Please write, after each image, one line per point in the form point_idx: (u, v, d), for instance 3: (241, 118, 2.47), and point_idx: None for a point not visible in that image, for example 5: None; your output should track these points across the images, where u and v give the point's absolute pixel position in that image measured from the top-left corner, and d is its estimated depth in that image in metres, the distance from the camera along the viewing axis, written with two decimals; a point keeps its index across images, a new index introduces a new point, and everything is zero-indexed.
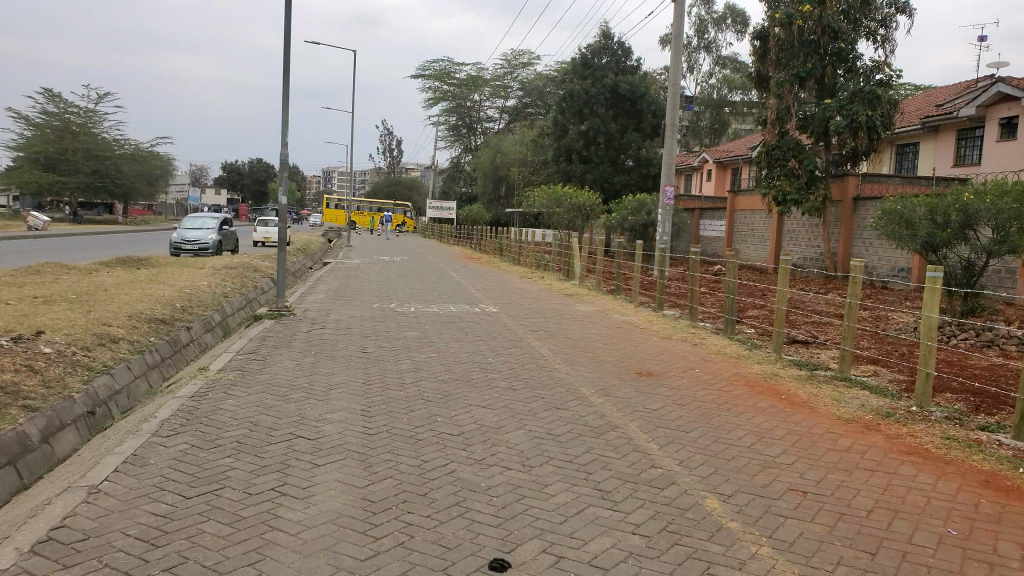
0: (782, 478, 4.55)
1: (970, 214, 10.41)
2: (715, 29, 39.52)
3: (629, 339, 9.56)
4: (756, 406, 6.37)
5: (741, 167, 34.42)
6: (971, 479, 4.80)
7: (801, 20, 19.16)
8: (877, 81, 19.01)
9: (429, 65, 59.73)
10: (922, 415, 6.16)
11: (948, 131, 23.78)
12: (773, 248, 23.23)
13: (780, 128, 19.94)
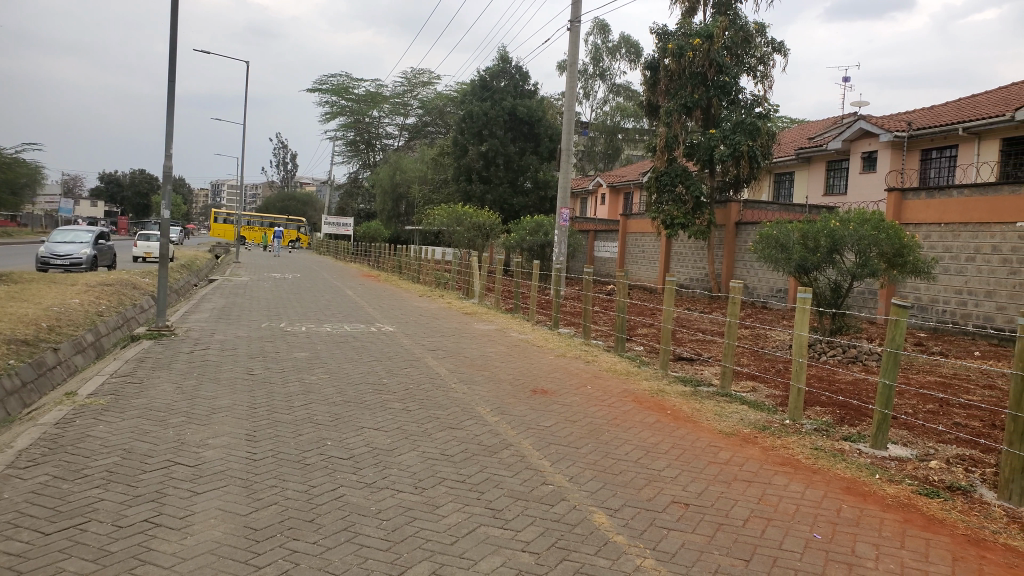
0: (665, 491, 4.72)
1: (837, 239, 11.22)
2: (610, 58, 40.90)
3: (525, 358, 9.67)
4: (644, 421, 6.58)
5: (634, 192, 35.67)
6: (836, 486, 5.16)
7: (691, 52, 19.93)
8: (757, 114, 20.22)
9: (326, 80, 58.78)
10: (794, 427, 6.55)
11: (819, 163, 25.56)
12: (662, 269, 24.15)
13: (668, 156, 20.80)
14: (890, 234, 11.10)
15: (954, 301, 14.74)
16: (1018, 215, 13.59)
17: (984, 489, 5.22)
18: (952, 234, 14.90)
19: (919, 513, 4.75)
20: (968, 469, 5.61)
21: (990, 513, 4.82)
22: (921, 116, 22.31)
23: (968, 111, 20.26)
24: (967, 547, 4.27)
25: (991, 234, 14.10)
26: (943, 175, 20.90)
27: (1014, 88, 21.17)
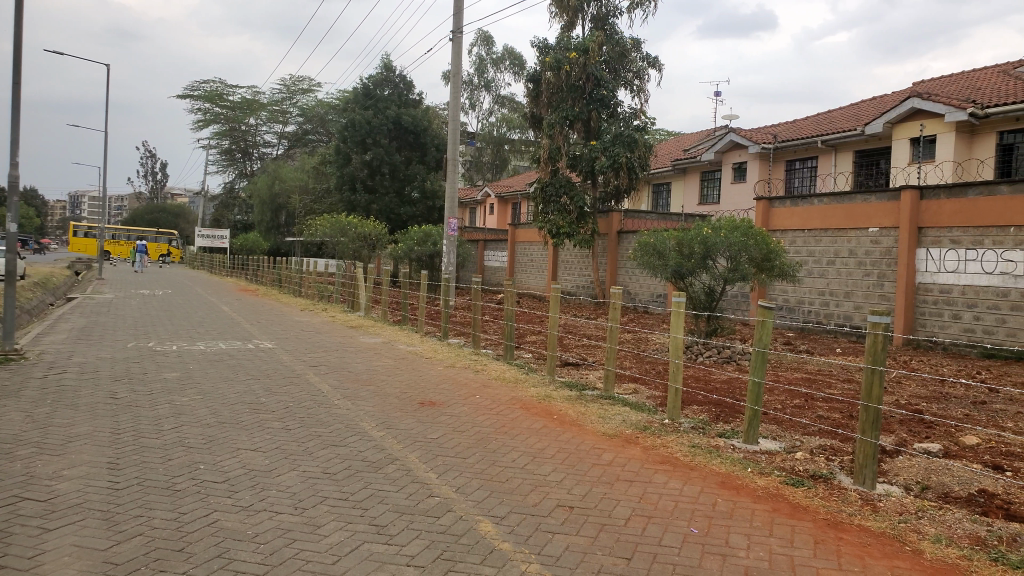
0: (551, 495, 4.80)
1: (710, 246, 11.81)
2: (494, 69, 41.35)
3: (413, 370, 9.57)
4: (531, 428, 6.66)
5: (521, 202, 36.18)
6: (712, 481, 5.40)
7: (569, 66, 20.45)
8: (635, 126, 20.99)
9: (198, 86, 56.16)
10: (673, 426, 6.83)
11: (694, 173, 26.83)
12: (550, 277, 24.62)
13: (552, 167, 21.20)
14: (758, 240, 11.82)
15: (817, 302, 15.85)
16: (870, 221, 14.77)
17: (841, 475, 5.64)
18: (814, 239, 16.01)
19: (786, 501, 5.08)
20: (828, 457, 6.04)
21: (848, 497, 5.21)
22: (784, 129, 23.88)
23: (825, 125, 21.87)
24: (827, 530, 4.62)
25: (847, 239, 15.23)
26: (806, 185, 22.45)
27: (863, 105, 23.06)
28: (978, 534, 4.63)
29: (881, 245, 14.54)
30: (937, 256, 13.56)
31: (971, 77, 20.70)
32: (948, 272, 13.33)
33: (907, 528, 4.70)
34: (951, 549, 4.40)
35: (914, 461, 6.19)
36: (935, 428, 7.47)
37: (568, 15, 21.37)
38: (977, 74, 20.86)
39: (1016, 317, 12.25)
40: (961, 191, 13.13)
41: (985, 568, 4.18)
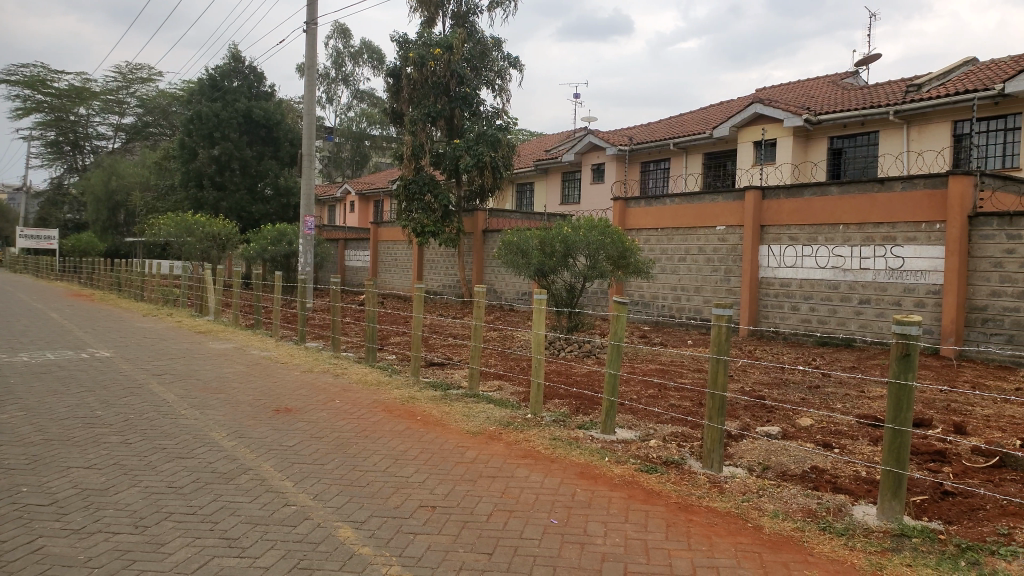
0: (412, 497, 4.75)
1: (570, 245, 12.15)
2: (352, 63, 40.49)
3: (268, 376, 9.18)
4: (393, 430, 6.58)
5: (383, 200, 35.69)
6: (572, 472, 5.57)
7: (433, 62, 20.33)
8: (498, 126, 21.19)
9: (16, 71, 50.97)
10: (535, 420, 6.97)
11: (555, 173, 27.52)
12: (415, 276, 24.46)
13: (415, 164, 21.01)
14: (615, 238, 12.28)
15: (670, 297, 16.72)
16: (718, 219, 15.74)
17: (691, 460, 5.98)
18: (667, 238, 16.87)
19: (640, 487, 5.32)
20: (680, 444, 6.38)
21: (697, 480, 5.53)
22: (638, 132, 24.98)
23: (675, 129, 23.09)
24: (677, 513, 4.88)
25: (697, 237, 16.17)
26: (659, 185, 23.61)
27: (709, 110, 24.57)
28: (810, 507, 5.06)
29: (728, 242, 15.54)
30: (777, 252, 14.69)
31: (803, 87, 22.55)
32: (787, 267, 14.48)
33: (749, 506, 5.06)
34: (786, 522, 4.79)
35: (757, 443, 6.67)
36: (775, 412, 8.09)
37: (429, 10, 21.27)
38: (809, 85, 22.76)
39: (844, 308, 13.48)
40: (797, 192, 14.26)
41: (815, 537, 4.59)
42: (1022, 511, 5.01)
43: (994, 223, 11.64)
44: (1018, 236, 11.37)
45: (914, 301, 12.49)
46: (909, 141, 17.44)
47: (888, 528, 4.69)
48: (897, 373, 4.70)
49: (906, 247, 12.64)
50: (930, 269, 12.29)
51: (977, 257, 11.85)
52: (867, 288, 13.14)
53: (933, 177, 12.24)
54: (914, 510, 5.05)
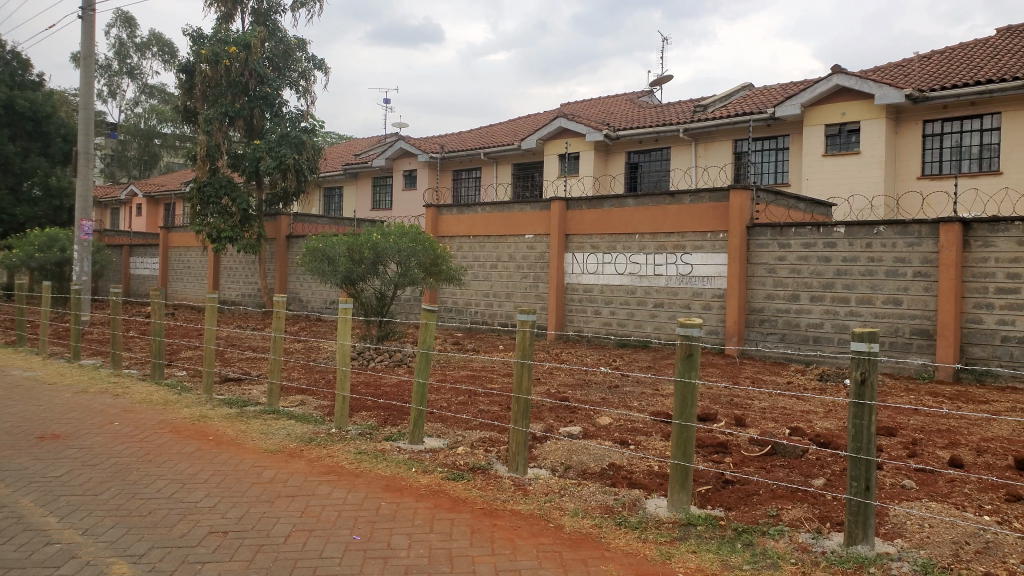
0: (201, 523, 4.43)
1: (379, 252, 11.93)
2: (138, 55, 37.27)
3: (31, 399, 8.12)
4: (181, 452, 6.08)
5: (175, 203, 33.14)
6: (377, 486, 5.46)
7: (228, 60, 19.21)
8: (303, 128, 20.36)
9: None
10: (340, 435, 6.77)
11: (366, 178, 27.05)
12: (211, 285, 22.96)
13: (211, 165, 19.67)
14: (425, 245, 12.26)
15: (482, 303, 17.04)
16: (526, 228, 16.27)
17: (498, 464, 6.09)
18: (478, 246, 17.18)
19: (447, 496, 5.33)
20: (487, 449, 6.48)
21: (502, 484, 5.65)
22: (450, 140, 25.22)
23: (486, 139, 23.61)
24: (483, 519, 4.95)
25: (507, 245, 16.61)
26: (471, 193, 23.99)
27: (518, 122, 25.38)
28: (607, 503, 5.35)
29: (536, 250, 16.11)
30: (581, 259, 15.46)
31: (604, 103, 23.98)
32: (590, 273, 15.29)
33: (551, 506, 5.25)
34: (586, 520, 5.03)
35: (559, 444, 6.93)
36: (577, 413, 8.45)
37: (225, 5, 20.12)
38: (609, 102, 24.25)
39: (641, 311, 14.47)
40: (599, 203, 15.10)
41: (612, 532, 4.85)
42: (788, 493, 5.64)
43: (767, 233, 13.04)
44: (787, 245, 12.83)
45: (702, 304, 13.67)
46: (696, 157, 19.13)
47: (676, 518, 5.06)
48: (682, 371, 5.08)
49: (694, 254, 13.80)
50: (715, 275, 13.52)
51: (752, 264, 13.22)
52: (661, 293, 14.21)
53: (716, 191, 13.47)
54: (699, 499, 5.51)
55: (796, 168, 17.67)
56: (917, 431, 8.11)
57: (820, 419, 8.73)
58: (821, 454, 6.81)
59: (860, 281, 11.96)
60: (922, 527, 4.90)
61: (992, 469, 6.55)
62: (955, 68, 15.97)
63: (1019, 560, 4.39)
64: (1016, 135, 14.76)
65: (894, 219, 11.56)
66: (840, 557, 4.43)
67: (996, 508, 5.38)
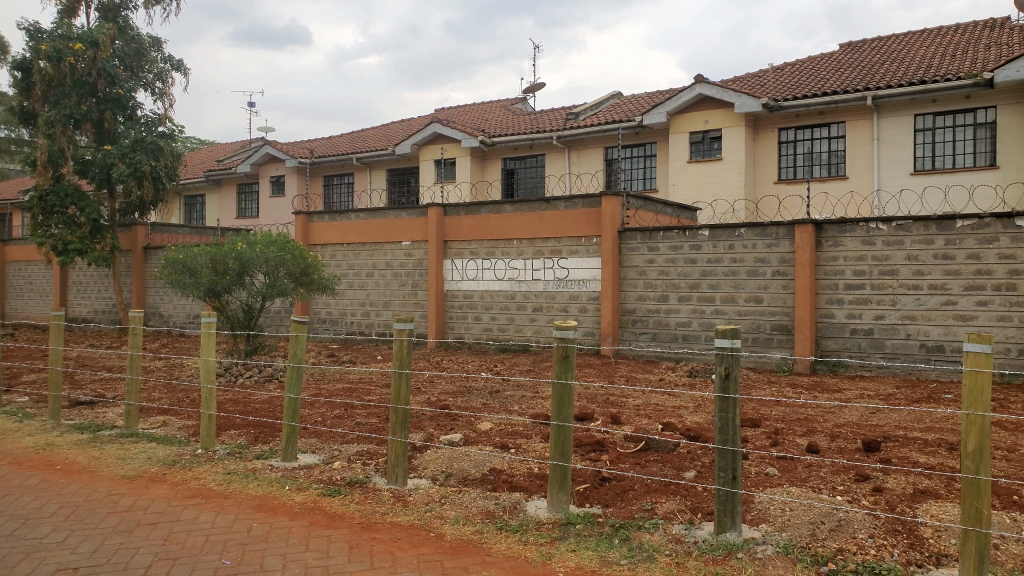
0: (48, 561, 4.12)
1: (245, 262, 11.42)
2: None
3: None
4: (23, 485, 5.57)
5: (14, 213, 30.42)
6: (248, 506, 5.22)
7: (72, 57, 17.84)
8: (159, 133, 19.29)
9: None
10: (207, 456, 6.43)
11: (230, 185, 25.91)
12: (58, 302, 21.27)
13: (54, 172, 18.24)
14: (295, 255, 11.89)
15: (359, 313, 16.70)
16: (403, 235, 16.11)
17: (376, 477, 5.98)
18: (353, 254, 16.85)
19: (323, 512, 5.18)
20: (365, 462, 6.34)
21: (381, 497, 5.55)
22: (320, 145, 24.59)
23: (359, 144, 23.22)
24: (361, 533, 4.84)
25: (383, 252, 16.39)
26: (344, 200, 23.49)
27: (392, 127, 25.12)
28: (488, 508, 5.37)
29: (414, 257, 15.98)
30: (459, 266, 15.48)
31: (478, 110, 24.17)
32: (469, 279, 15.34)
33: (432, 515, 5.22)
34: (466, 527, 5.03)
35: (440, 452, 6.88)
36: (458, 419, 8.42)
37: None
38: (482, 108, 24.47)
39: (521, 315, 14.67)
40: (476, 209, 15.19)
41: (492, 537, 4.87)
42: (661, 486, 5.87)
43: (638, 237, 13.57)
44: (656, 248, 13.39)
45: (578, 307, 14.03)
46: (570, 163, 19.64)
47: (555, 518, 5.15)
48: (559, 373, 5.18)
49: (570, 259, 14.14)
50: (590, 278, 13.91)
51: (625, 267, 13.71)
52: (539, 297, 14.46)
53: (589, 197, 13.87)
54: (577, 498, 5.63)
55: (664, 174, 18.51)
56: (779, 421, 8.68)
57: (690, 413, 9.17)
58: (692, 447, 7.15)
59: (724, 281, 12.66)
60: (784, 511, 5.24)
61: (844, 452, 7.12)
62: (803, 80, 17.25)
63: (868, 533, 4.80)
64: (858, 143, 16.16)
65: (753, 222, 12.32)
66: (711, 545, 4.65)
67: (847, 488, 5.85)
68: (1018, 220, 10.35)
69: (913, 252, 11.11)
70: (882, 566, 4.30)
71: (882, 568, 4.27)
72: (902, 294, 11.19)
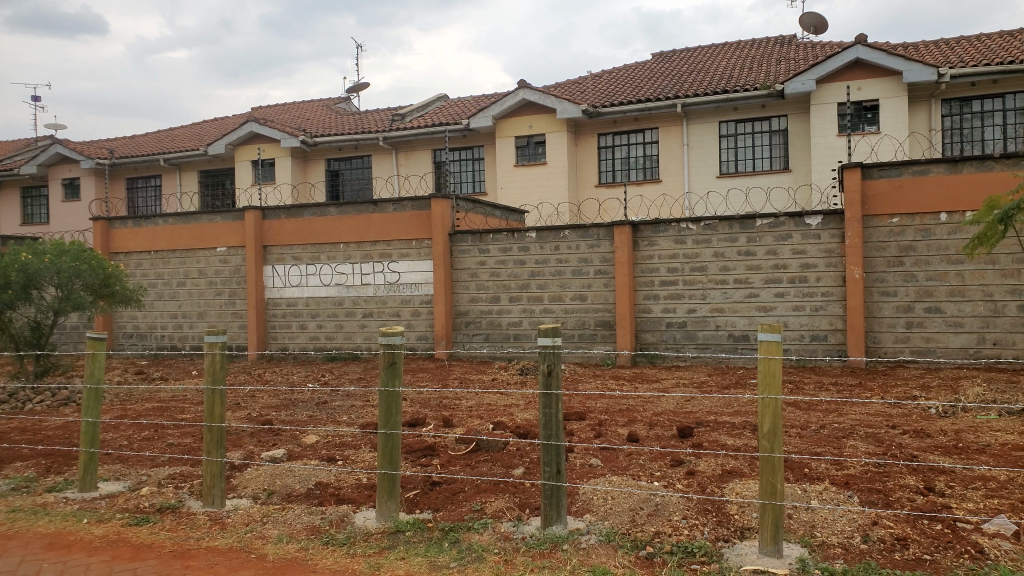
0: None
1: (32, 274, 10.25)
2: None
3: None
4: None
5: None
6: (36, 546, 4.78)
7: None
8: None
9: None
10: None
11: (14, 189, 23.22)
12: None
13: None
14: (93, 265, 10.90)
15: (170, 326, 15.62)
16: (218, 240, 15.26)
17: (191, 500, 5.65)
18: (162, 262, 15.73)
19: (128, 543, 4.85)
20: (178, 486, 5.96)
21: (195, 522, 5.25)
22: (122, 144, 22.69)
23: (168, 143, 21.68)
24: (172, 562, 4.57)
25: (197, 260, 15.43)
26: (150, 204, 21.81)
27: (204, 126, 23.70)
28: (314, 523, 5.25)
29: (231, 263, 15.17)
30: (282, 272, 14.92)
31: (299, 109, 23.40)
32: (293, 286, 14.83)
33: (252, 536, 5.01)
34: (290, 545, 4.89)
35: (262, 469, 6.58)
36: (281, 434, 8.13)
37: None
38: (304, 108, 23.72)
39: (350, 322, 14.39)
40: (298, 213, 14.70)
41: (319, 553, 4.78)
42: (491, 486, 6.02)
43: (468, 240, 13.76)
44: (487, 250, 13.67)
45: (410, 310, 13.99)
46: (397, 165, 19.54)
47: (385, 527, 5.13)
48: (387, 381, 5.16)
49: (401, 262, 14.06)
50: (421, 282, 13.93)
51: (457, 269, 13.87)
52: (368, 302, 14.26)
53: (417, 200, 13.87)
54: (408, 506, 5.65)
55: (492, 177, 18.93)
56: (602, 414, 9.18)
57: (520, 411, 9.47)
58: (521, 444, 7.39)
59: (551, 281, 13.18)
60: (606, 500, 5.57)
61: (662, 439, 7.69)
62: (620, 89, 18.33)
63: (681, 515, 5.22)
64: (668, 150, 17.44)
65: (576, 224, 12.92)
66: (538, 540, 4.85)
67: (663, 473, 6.33)
68: (806, 219, 11.68)
69: (719, 251, 12.17)
70: (693, 544, 4.68)
71: (694, 546, 4.65)
72: (710, 289, 12.23)
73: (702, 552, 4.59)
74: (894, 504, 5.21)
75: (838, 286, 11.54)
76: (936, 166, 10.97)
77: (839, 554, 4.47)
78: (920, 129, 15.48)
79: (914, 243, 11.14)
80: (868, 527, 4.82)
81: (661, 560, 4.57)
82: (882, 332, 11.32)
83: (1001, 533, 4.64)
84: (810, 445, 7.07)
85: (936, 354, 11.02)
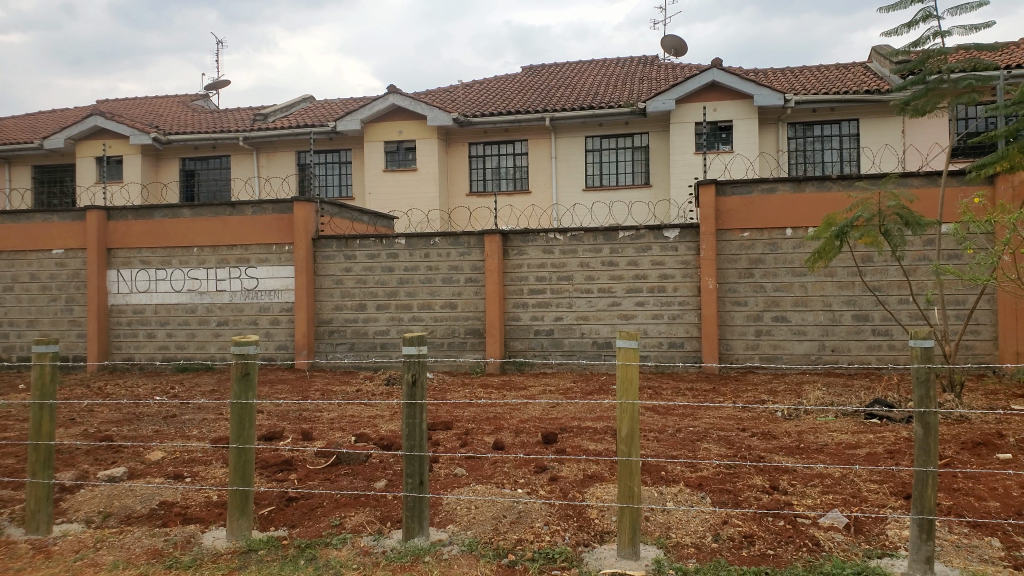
0: None
1: None
2: None
3: None
4: None
5: None
6: None
7: None
8: None
9: None
10: None
11: None
12: None
13: None
14: None
15: None
16: (53, 242, 14.05)
17: (11, 528, 5.16)
18: None
19: None
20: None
21: (15, 552, 4.80)
22: None
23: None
24: None
25: (29, 262, 14.16)
26: None
27: (41, 117, 21.81)
28: (155, 546, 4.93)
29: (69, 267, 14.00)
30: (127, 277, 13.94)
31: (151, 104, 22.02)
32: (140, 292, 13.87)
33: (82, 564, 4.64)
34: (127, 571, 4.57)
35: (97, 490, 6.09)
36: (122, 451, 7.59)
37: None
38: (157, 103, 22.32)
39: (203, 330, 13.64)
40: (148, 214, 13.81)
41: None
42: (350, 499, 5.88)
43: (333, 245, 13.42)
44: (353, 256, 13.38)
45: (269, 318, 13.45)
46: (259, 167, 18.78)
47: (235, 547, 4.89)
48: (239, 392, 4.91)
49: (260, 268, 13.49)
50: (282, 288, 13.42)
51: (321, 275, 13.48)
52: (223, 310, 13.58)
53: (279, 202, 13.37)
54: (261, 523, 5.41)
55: (361, 182, 18.59)
56: (468, 422, 9.21)
57: (384, 422, 9.32)
58: (383, 456, 7.27)
59: (421, 289, 13.10)
60: (468, 509, 5.58)
61: (526, 446, 7.82)
62: (491, 99, 18.54)
63: (543, 521, 5.33)
64: (537, 162, 17.83)
65: (446, 231, 12.93)
66: (399, 553, 4.79)
67: (527, 480, 6.44)
68: (665, 231, 12.29)
69: (584, 260, 12.57)
70: (554, 550, 4.79)
71: (555, 552, 4.77)
72: (575, 298, 12.60)
73: (563, 557, 4.71)
74: (742, 504, 5.57)
75: (694, 295, 12.21)
76: (781, 184, 11.85)
77: (692, 553, 4.72)
78: (770, 148, 16.75)
79: (763, 256, 11.98)
80: (718, 526, 5.12)
81: (521, 567, 4.65)
82: (734, 339, 12.08)
83: (835, 526, 5.06)
84: (667, 449, 7.42)
85: (782, 360, 11.91)
